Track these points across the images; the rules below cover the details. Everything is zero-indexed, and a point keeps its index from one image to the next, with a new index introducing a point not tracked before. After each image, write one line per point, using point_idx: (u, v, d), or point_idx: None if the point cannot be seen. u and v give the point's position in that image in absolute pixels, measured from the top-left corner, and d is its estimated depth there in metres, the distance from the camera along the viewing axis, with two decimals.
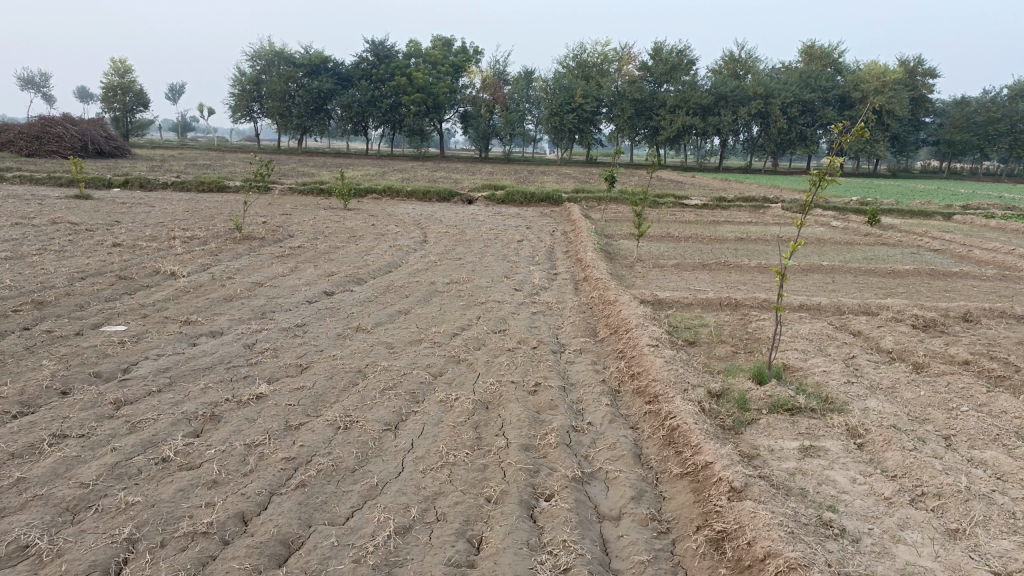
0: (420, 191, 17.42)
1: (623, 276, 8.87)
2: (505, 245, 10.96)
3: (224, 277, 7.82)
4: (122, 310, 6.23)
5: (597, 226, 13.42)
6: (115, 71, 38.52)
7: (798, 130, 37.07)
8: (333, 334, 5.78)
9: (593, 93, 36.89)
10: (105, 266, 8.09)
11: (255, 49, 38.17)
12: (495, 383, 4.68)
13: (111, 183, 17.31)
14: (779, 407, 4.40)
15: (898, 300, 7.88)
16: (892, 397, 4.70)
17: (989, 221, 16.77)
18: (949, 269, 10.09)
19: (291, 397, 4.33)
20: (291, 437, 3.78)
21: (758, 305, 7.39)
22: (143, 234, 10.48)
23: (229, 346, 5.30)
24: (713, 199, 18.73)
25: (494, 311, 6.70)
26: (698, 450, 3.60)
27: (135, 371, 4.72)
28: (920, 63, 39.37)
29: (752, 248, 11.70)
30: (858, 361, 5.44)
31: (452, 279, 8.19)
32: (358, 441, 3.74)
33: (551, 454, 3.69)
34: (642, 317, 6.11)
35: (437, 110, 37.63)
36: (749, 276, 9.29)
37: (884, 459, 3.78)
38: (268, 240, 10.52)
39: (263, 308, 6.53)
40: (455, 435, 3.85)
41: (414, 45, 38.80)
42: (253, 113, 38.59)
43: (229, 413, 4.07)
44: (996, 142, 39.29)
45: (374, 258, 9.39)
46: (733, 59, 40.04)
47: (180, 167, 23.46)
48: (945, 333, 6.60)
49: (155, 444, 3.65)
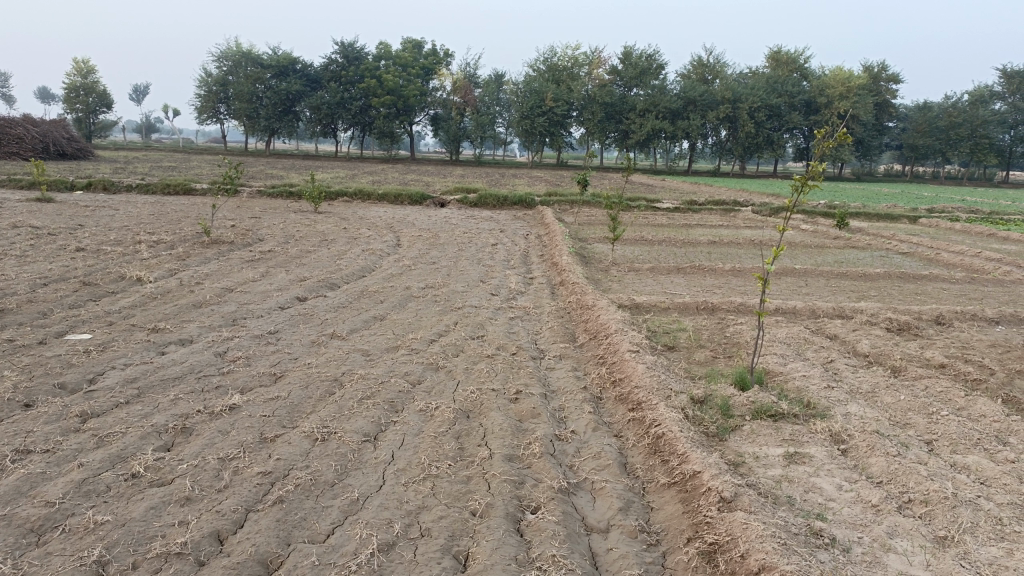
0: (392, 194, 17.27)
1: (599, 280, 8.85)
2: (480, 248, 10.89)
3: (193, 282, 7.64)
4: (87, 318, 6.03)
5: (571, 229, 13.40)
6: (77, 71, 37.73)
7: (765, 134, 37.49)
8: (308, 341, 5.65)
9: (564, 97, 37.00)
10: (69, 272, 7.86)
11: (221, 50, 37.64)
12: (476, 391, 4.59)
13: (73, 186, 16.90)
14: (762, 413, 4.37)
15: (871, 303, 7.95)
16: (873, 401, 4.70)
17: (954, 224, 17.07)
18: (918, 272, 10.22)
19: (266, 407, 4.20)
20: (266, 450, 3.66)
21: (735, 309, 7.40)
22: (108, 238, 10.22)
23: (200, 355, 5.15)
24: (685, 202, 18.84)
25: (470, 316, 6.61)
26: (685, 458, 3.55)
27: (101, 382, 4.55)
28: (883, 69, 40.09)
29: (725, 252, 11.75)
30: (837, 365, 5.45)
31: (427, 283, 8.09)
32: (337, 454, 3.63)
33: (536, 464, 3.61)
34: (621, 322, 6.07)
35: (407, 112, 37.43)
36: (723, 279, 9.32)
37: (869, 465, 3.77)
38: (237, 244, 10.32)
39: (234, 314, 6.37)
40: (436, 446, 3.76)
41: (384, 47, 38.53)
42: (220, 114, 38.08)
43: (201, 426, 3.94)
44: (957, 146, 40.12)
45: (347, 262, 9.25)
46: (702, 63, 40.40)
47: (145, 169, 23.03)
48: (919, 336, 6.66)
49: (123, 460, 3.50)
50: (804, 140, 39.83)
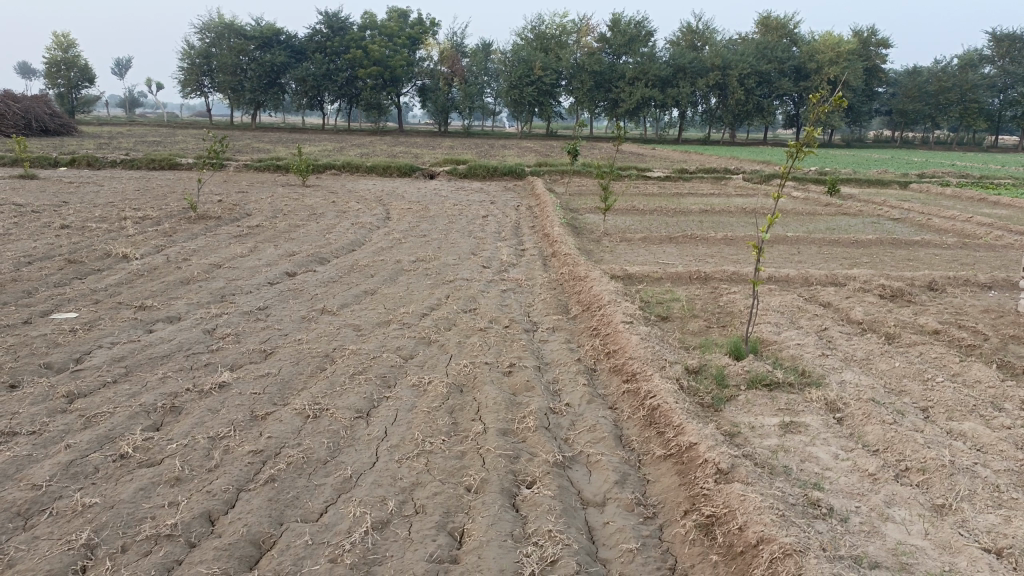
0: (381, 166, 17.10)
1: (591, 250, 8.79)
2: (470, 221, 10.79)
3: (180, 259, 7.52)
4: (73, 296, 5.94)
5: (561, 200, 13.30)
6: (57, 45, 37.03)
7: (755, 101, 37.08)
8: (298, 317, 5.58)
9: (552, 66, 36.60)
10: (54, 249, 7.73)
11: (204, 22, 36.96)
12: (469, 365, 4.54)
13: (56, 163, 16.64)
14: (757, 382, 4.35)
15: (864, 270, 7.92)
16: (867, 369, 4.69)
17: (944, 189, 17.04)
18: (910, 238, 10.20)
19: (256, 385, 4.14)
20: (257, 428, 3.60)
21: (728, 278, 7.36)
22: (92, 216, 10.06)
23: (188, 333, 5.06)
24: (676, 171, 18.73)
25: (462, 289, 6.55)
26: (681, 430, 3.52)
27: (88, 361, 4.47)
28: (873, 33, 39.82)
29: (717, 220, 11.69)
30: (831, 333, 5.43)
31: (417, 257, 8.01)
32: (328, 431, 3.58)
33: (531, 439, 3.58)
34: (614, 293, 6.02)
35: (394, 83, 36.97)
36: (715, 248, 9.28)
37: (865, 433, 3.75)
38: (224, 219, 10.18)
39: (223, 291, 6.28)
40: (429, 421, 3.72)
41: (370, 17, 37.92)
42: (204, 87, 37.53)
43: (191, 404, 3.88)
44: (947, 111, 40.01)
45: (337, 236, 9.15)
46: (692, 30, 40.01)
47: (130, 144, 22.69)
48: (912, 303, 6.64)
49: (111, 440, 3.45)
50: (794, 107, 39.63)
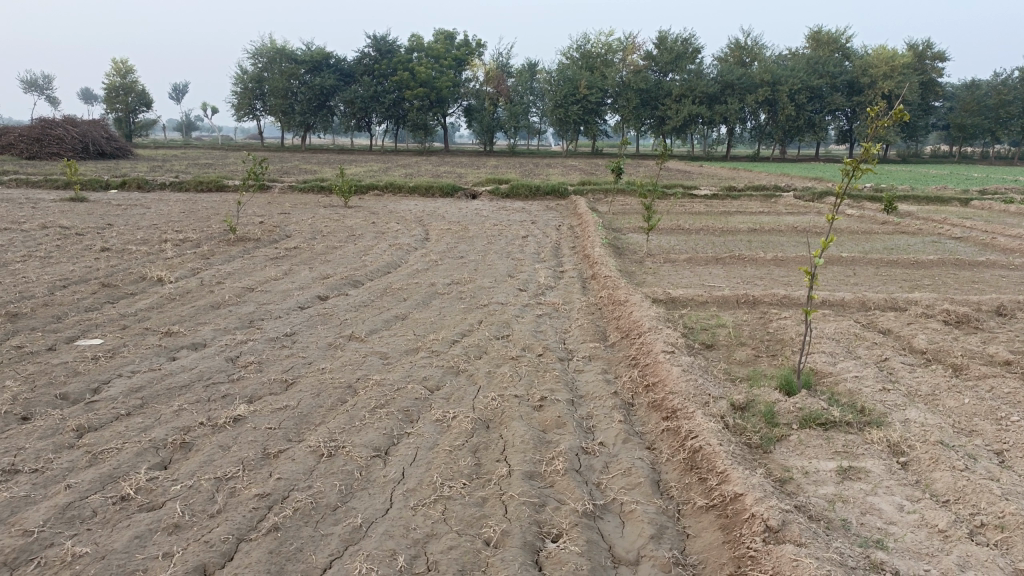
0: (423, 186, 17.03)
1: (633, 272, 8.47)
2: (510, 241, 10.57)
3: (214, 282, 7.44)
4: (101, 322, 5.84)
5: (604, 219, 13.00)
6: (116, 71, 38.19)
7: (806, 116, 36.31)
8: (324, 344, 5.38)
9: (598, 84, 36.41)
10: (91, 273, 7.73)
11: (257, 47, 37.82)
12: (497, 398, 4.27)
13: (108, 185, 16.96)
14: (811, 421, 3.97)
15: (925, 293, 7.43)
16: (933, 406, 4.27)
17: (1008, 206, 16.24)
18: (974, 258, 9.63)
19: (273, 419, 3.93)
20: (267, 468, 3.38)
21: (778, 302, 6.95)
22: (135, 238, 10.11)
23: (210, 360, 4.91)
24: (723, 189, 18.26)
25: (496, 314, 6.29)
26: (725, 478, 3.18)
27: (105, 392, 4.32)
28: (929, 47, 38.76)
29: (766, 240, 11.25)
30: (891, 364, 5.01)
31: (453, 279, 7.80)
32: (342, 472, 3.34)
33: (559, 484, 3.28)
34: (655, 319, 5.69)
35: (440, 104, 37.22)
36: (765, 270, 8.85)
37: (933, 481, 3.37)
38: (263, 241, 10.14)
39: (252, 316, 6.14)
40: (450, 462, 3.45)
41: (417, 39, 38.28)
42: (256, 111, 38.30)
43: (202, 440, 3.69)
44: (1008, 125, 38.59)
45: (372, 258, 9.00)
46: (740, 46, 39.49)
47: (182, 167, 23.13)
48: (980, 330, 6.15)
49: (115, 480, 3.26)
50: (847, 123, 38.61)
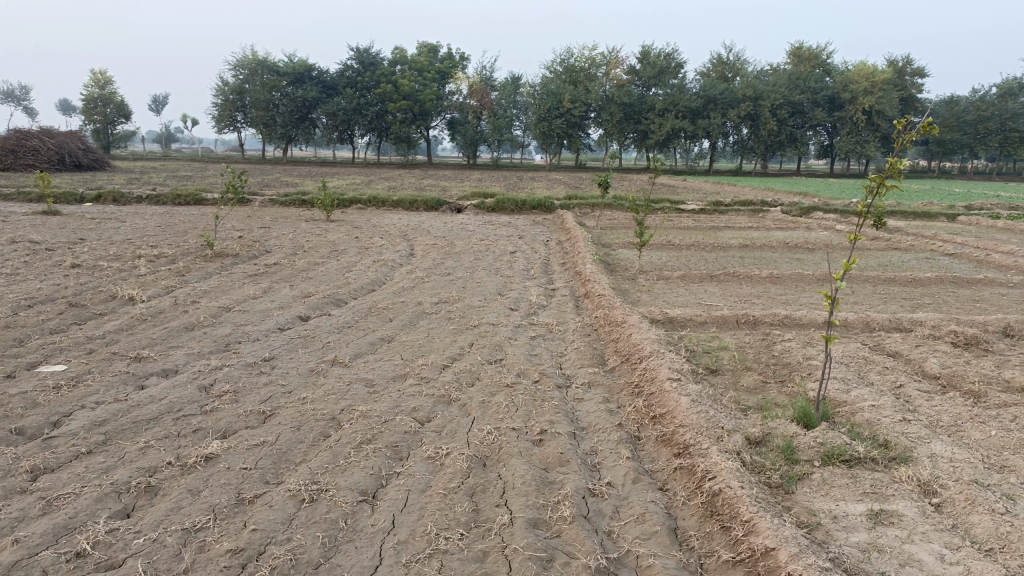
0: (407, 199, 16.72)
1: (627, 290, 8.19)
2: (498, 257, 10.28)
3: (189, 301, 7.08)
4: (66, 346, 5.46)
5: (593, 235, 12.75)
6: (95, 82, 37.63)
7: (788, 131, 36.44)
8: (305, 370, 5.04)
9: (581, 98, 36.28)
10: (58, 291, 7.34)
11: (238, 59, 37.43)
12: (493, 432, 3.95)
13: (83, 198, 16.50)
14: (833, 457, 3.69)
15: (929, 313, 7.20)
16: (959, 439, 3.99)
17: (996, 222, 16.18)
18: (972, 276, 9.44)
19: (249, 457, 3.58)
20: (242, 516, 3.04)
21: (780, 323, 6.69)
22: (107, 254, 9.69)
23: (181, 389, 4.55)
24: (710, 203, 18.08)
25: (487, 336, 5.98)
26: (753, 528, 2.88)
27: (66, 426, 3.96)
28: (908, 63, 39.08)
29: (759, 256, 11.02)
30: (908, 392, 4.75)
31: (441, 298, 7.49)
32: (324, 521, 3.01)
33: (566, 533, 2.97)
34: (657, 343, 5.39)
35: (423, 117, 36.94)
36: (761, 288, 8.60)
37: (972, 526, 3.09)
38: (242, 257, 9.78)
39: (228, 338, 5.77)
40: (445, 508, 3.12)
41: (400, 52, 38.06)
42: (237, 123, 37.89)
43: (170, 483, 3.33)
44: (986, 140, 38.94)
45: (356, 275, 8.67)
46: (722, 61, 39.61)
47: (160, 179, 22.64)
48: (991, 352, 5.91)
49: (70, 532, 2.91)
50: (828, 137, 39.00)
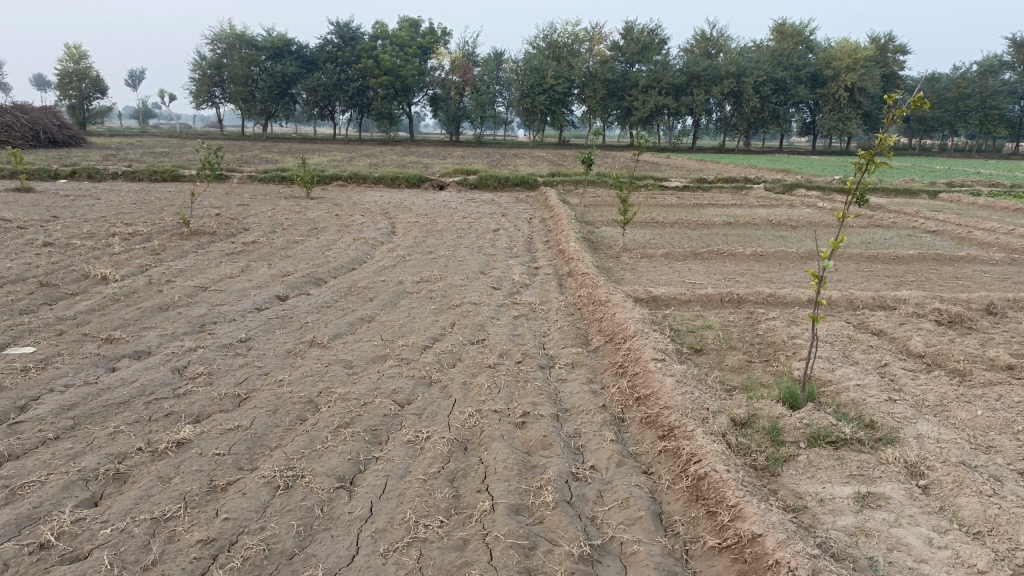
0: (389, 176, 16.50)
1: (611, 268, 8.11)
2: (480, 235, 10.16)
3: (164, 280, 6.91)
4: (35, 327, 5.29)
5: (576, 212, 12.65)
6: (69, 57, 36.81)
7: (771, 108, 36.36)
8: (282, 352, 4.92)
9: (564, 74, 35.99)
10: (29, 271, 7.13)
11: (216, 32, 36.72)
12: (474, 415, 3.86)
13: (56, 175, 16.14)
14: (819, 438, 3.64)
15: (913, 291, 7.17)
16: (944, 419, 3.96)
17: (977, 199, 16.25)
18: (954, 253, 9.44)
19: (223, 443, 3.47)
20: (214, 504, 2.94)
21: (764, 301, 6.63)
22: (80, 232, 9.47)
23: (154, 372, 4.42)
24: (694, 180, 18.00)
25: (469, 316, 5.88)
26: (739, 514, 2.82)
27: (33, 410, 3.82)
28: (890, 40, 39.07)
29: (743, 234, 10.97)
30: (892, 371, 4.71)
31: (422, 276, 7.37)
32: (299, 509, 2.91)
33: (549, 520, 2.89)
34: (641, 322, 5.32)
35: (405, 93, 36.51)
36: (745, 266, 8.55)
37: (959, 508, 3.05)
38: (219, 235, 9.59)
39: (203, 319, 5.63)
40: (425, 495, 3.04)
41: (381, 26, 37.52)
42: (215, 98, 37.27)
43: (139, 470, 3.22)
44: (966, 118, 39.12)
45: (336, 254, 8.52)
46: (705, 37, 39.40)
47: (136, 156, 22.23)
48: (974, 330, 5.89)
49: (33, 522, 2.79)
50: (811, 115, 39.00)
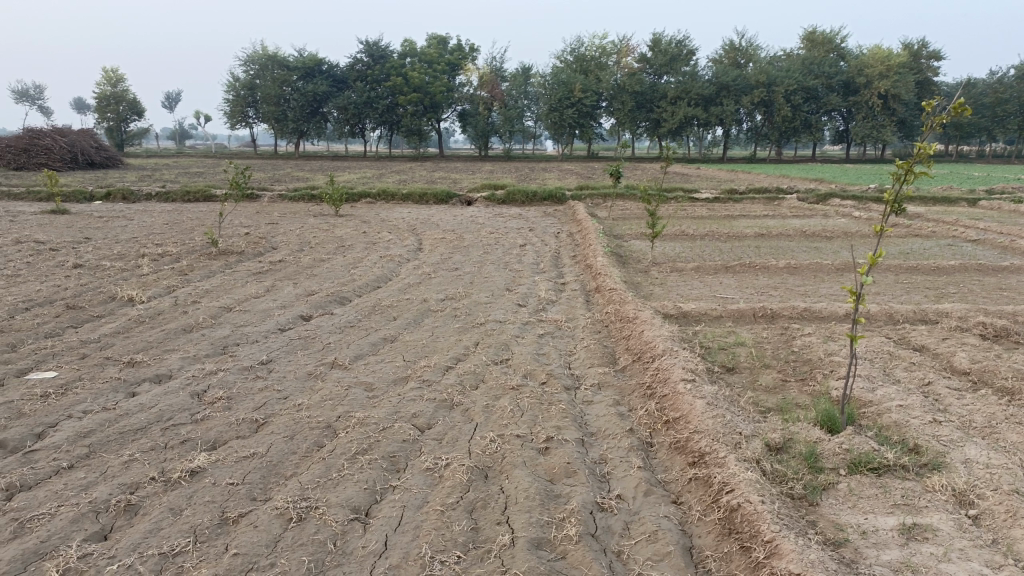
0: (416, 193, 16.51)
1: (639, 283, 7.94)
2: (507, 251, 10.06)
3: (189, 301, 6.90)
4: (59, 351, 5.28)
5: (605, 226, 12.48)
6: (107, 81, 37.67)
7: (802, 117, 35.87)
8: (303, 374, 4.84)
9: (592, 87, 35.90)
10: (57, 293, 7.16)
11: (248, 54, 37.33)
12: (495, 440, 3.73)
13: (92, 197, 16.41)
14: (860, 465, 3.44)
15: (956, 303, 6.89)
16: (994, 442, 3.73)
17: (1019, 206, 15.75)
18: (998, 263, 9.09)
19: (237, 471, 3.38)
20: (225, 538, 2.85)
21: (799, 316, 6.41)
22: (111, 253, 9.53)
23: (172, 397, 4.35)
24: (725, 192, 17.72)
25: (494, 334, 5.75)
26: (775, 550, 2.65)
27: (49, 437, 3.77)
28: (924, 45, 38.38)
29: (776, 246, 10.73)
30: (936, 390, 4.48)
31: (448, 294, 7.28)
32: (311, 543, 2.80)
33: (572, 555, 2.74)
34: (670, 340, 5.14)
35: (434, 109, 36.66)
36: (778, 279, 8.32)
37: (1015, 542, 2.83)
38: (247, 254, 9.60)
39: (225, 341, 5.58)
40: (442, 528, 2.91)
41: (410, 44, 37.83)
42: (248, 118, 37.82)
43: (151, 501, 3.14)
44: (1005, 123, 38.18)
45: (362, 272, 8.47)
46: (734, 47, 39.05)
47: (170, 176, 22.53)
48: (1022, 345, 5.61)
49: (40, 557, 2.71)
50: (843, 123, 38.40)
